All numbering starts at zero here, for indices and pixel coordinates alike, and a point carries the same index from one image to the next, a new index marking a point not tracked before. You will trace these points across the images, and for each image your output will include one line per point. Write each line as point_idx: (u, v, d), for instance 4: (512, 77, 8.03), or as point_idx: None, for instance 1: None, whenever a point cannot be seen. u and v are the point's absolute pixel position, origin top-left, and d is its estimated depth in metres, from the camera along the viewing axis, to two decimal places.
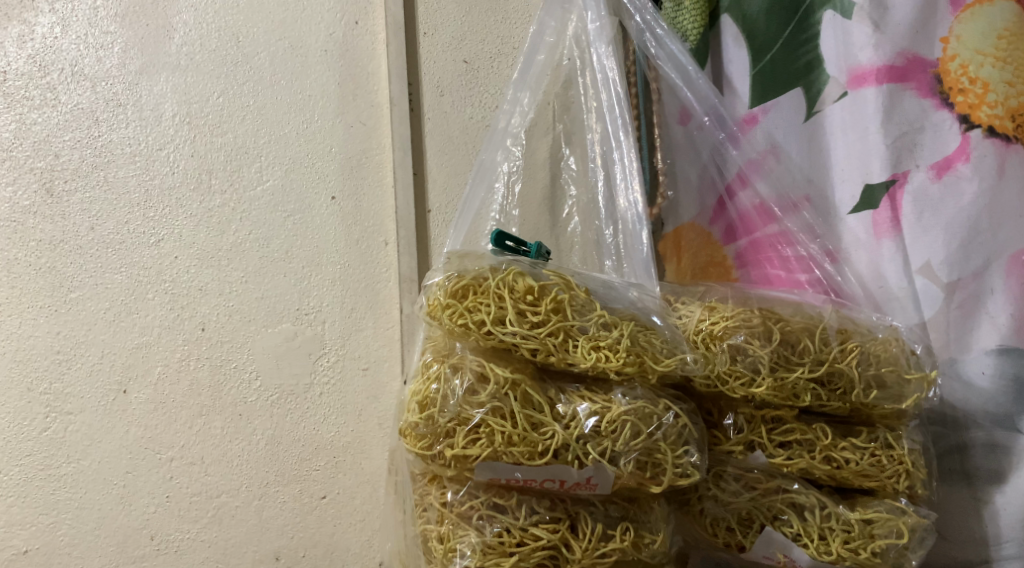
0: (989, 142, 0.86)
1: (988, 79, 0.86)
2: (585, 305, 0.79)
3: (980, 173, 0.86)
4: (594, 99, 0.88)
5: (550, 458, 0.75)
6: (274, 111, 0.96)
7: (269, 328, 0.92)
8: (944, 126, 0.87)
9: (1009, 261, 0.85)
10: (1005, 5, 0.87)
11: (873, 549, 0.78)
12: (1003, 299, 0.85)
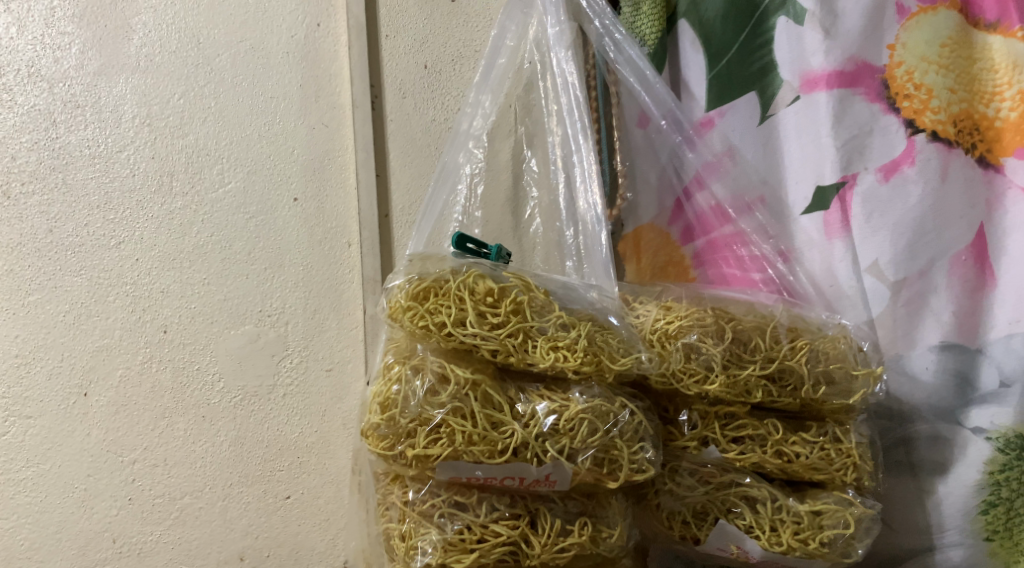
0: (933, 147, 0.89)
1: (932, 86, 0.90)
2: (544, 306, 0.80)
3: (925, 176, 0.89)
4: (554, 102, 0.89)
5: (510, 456, 0.77)
6: (236, 113, 0.96)
7: (232, 330, 0.92)
8: (891, 129, 0.90)
9: (951, 261, 0.88)
10: (949, 14, 0.90)
11: (821, 539, 0.80)
12: (946, 297, 0.88)
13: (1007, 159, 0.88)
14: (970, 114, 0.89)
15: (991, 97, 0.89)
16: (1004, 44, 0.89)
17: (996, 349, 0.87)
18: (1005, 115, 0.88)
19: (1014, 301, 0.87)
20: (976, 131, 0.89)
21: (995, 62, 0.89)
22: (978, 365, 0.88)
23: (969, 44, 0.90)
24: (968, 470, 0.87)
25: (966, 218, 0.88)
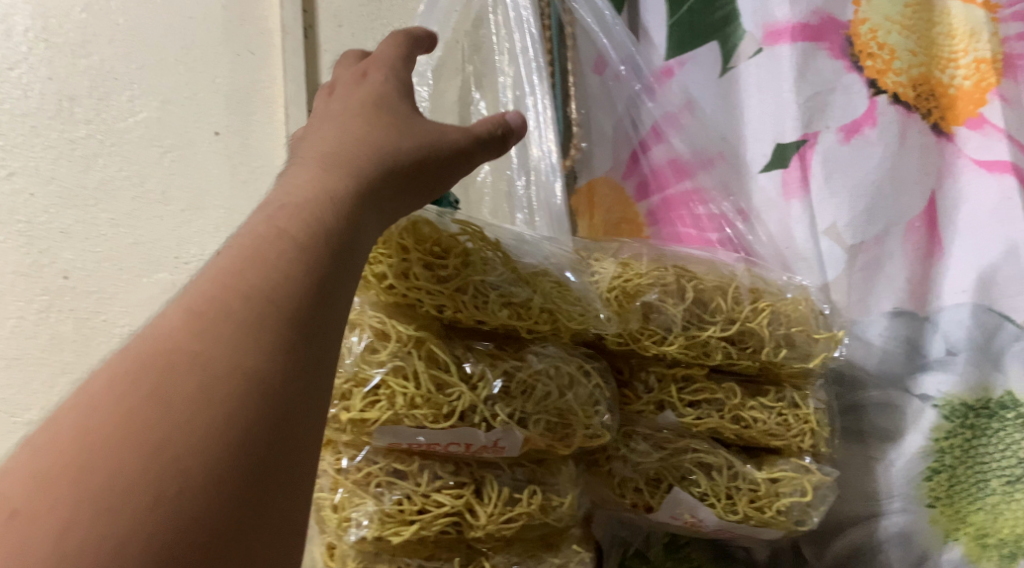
0: (894, 109, 0.85)
1: (895, 46, 0.85)
2: (495, 258, 0.69)
3: (887, 137, 0.84)
4: (507, 40, 0.82)
5: (455, 421, 0.66)
6: (149, 33, 0.85)
7: (144, 278, 0.82)
8: (853, 89, 0.86)
9: (906, 225, 0.84)
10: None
11: (779, 507, 0.75)
12: (902, 262, 0.84)
13: (960, 129, 0.84)
14: (927, 79, 0.85)
15: (948, 63, 0.85)
16: (964, 10, 0.85)
17: (946, 317, 0.83)
18: (960, 82, 0.84)
19: (963, 272, 0.82)
20: (931, 96, 0.85)
21: (952, 28, 0.85)
22: (930, 331, 0.83)
23: (930, 7, 0.86)
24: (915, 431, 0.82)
25: (924, 183, 0.84)
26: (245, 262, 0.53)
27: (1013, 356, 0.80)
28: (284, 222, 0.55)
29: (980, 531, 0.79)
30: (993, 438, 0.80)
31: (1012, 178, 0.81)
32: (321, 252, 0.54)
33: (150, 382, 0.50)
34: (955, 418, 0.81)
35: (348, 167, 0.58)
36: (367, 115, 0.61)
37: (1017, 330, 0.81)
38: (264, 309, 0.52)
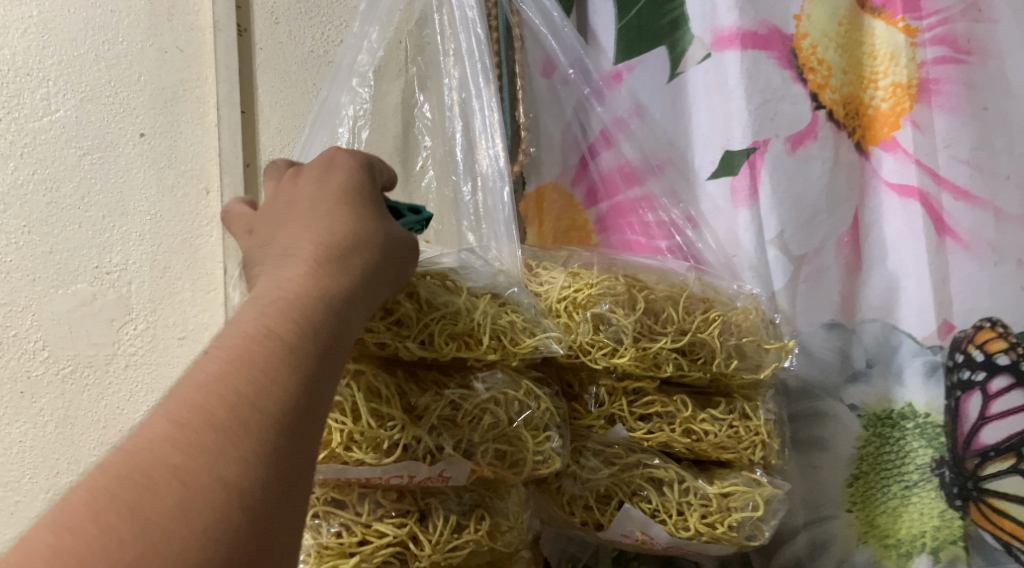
0: (829, 126, 0.83)
1: (832, 64, 0.84)
2: (439, 289, 0.65)
3: (828, 152, 0.83)
4: (452, 40, 0.78)
5: (400, 455, 0.62)
6: (65, 26, 0.78)
7: (59, 290, 0.77)
8: (800, 100, 0.84)
9: (836, 239, 0.83)
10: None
11: (729, 523, 0.70)
12: (836, 275, 0.83)
13: (876, 149, 0.84)
14: (854, 99, 0.84)
15: (870, 83, 0.84)
16: (886, 31, 0.84)
17: (864, 331, 0.83)
18: (879, 104, 0.84)
19: (880, 290, 0.84)
20: (855, 116, 0.84)
21: (875, 48, 0.84)
22: (855, 344, 0.83)
23: (859, 27, 0.84)
24: (843, 444, 0.82)
25: (852, 199, 0.84)
26: (225, 365, 0.50)
27: (911, 369, 0.82)
28: (268, 320, 0.52)
29: (882, 532, 0.81)
30: (896, 446, 0.81)
31: (918, 204, 0.82)
32: (302, 360, 0.52)
33: (108, 512, 0.46)
34: (870, 429, 0.82)
35: (320, 282, 0.55)
36: (340, 205, 0.59)
37: (917, 346, 0.82)
38: (246, 413, 0.49)
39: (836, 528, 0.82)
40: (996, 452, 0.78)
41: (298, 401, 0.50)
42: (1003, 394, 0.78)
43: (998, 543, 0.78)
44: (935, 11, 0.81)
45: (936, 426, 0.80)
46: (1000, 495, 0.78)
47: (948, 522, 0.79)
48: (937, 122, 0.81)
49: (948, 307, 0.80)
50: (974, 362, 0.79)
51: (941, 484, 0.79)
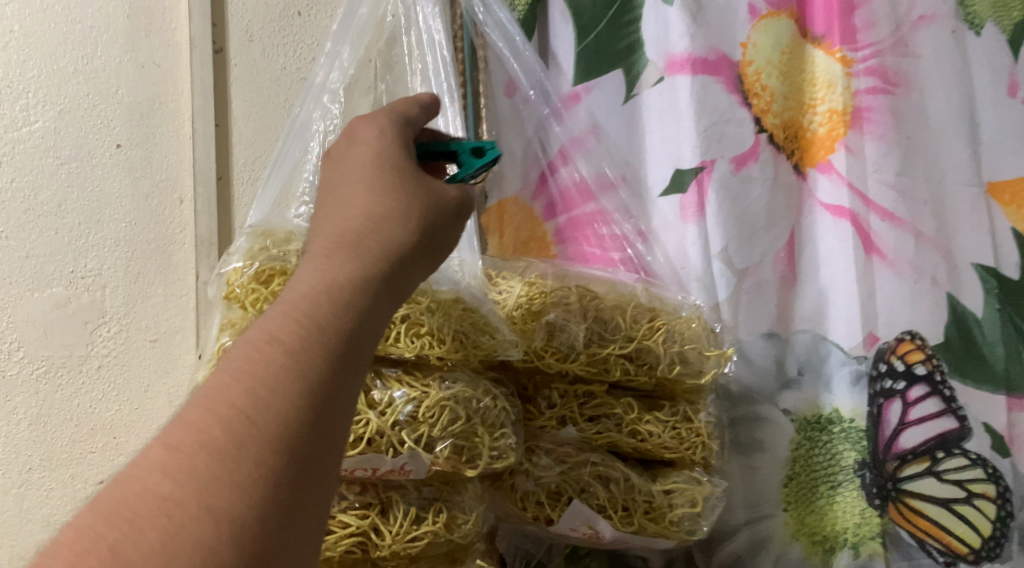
0: (770, 149, 0.90)
1: (774, 90, 0.90)
2: None
3: (769, 174, 0.89)
4: (419, 61, 0.83)
5: (363, 448, 0.67)
6: (45, 41, 0.81)
7: (36, 293, 0.80)
8: (744, 123, 0.89)
9: (773, 254, 0.89)
10: (789, 22, 0.91)
11: (671, 518, 0.75)
12: (774, 287, 0.89)
13: (812, 170, 0.91)
14: (794, 123, 0.91)
15: (809, 108, 0.91)
16: (825, 60, 0.91)
17: (798, 341, 0.90)
18: (816, 128, 0.91)
19: (814, 303, 0.90)
20: (794, 139, 0.91)
21: (815, 76, 0.91)
22: (790, 352, 0.89)
23: (800, 55, 0.91)
24: (778, 445, 0.88)
25: (789, 218, 0.90)
26: (231, 382, 0.54)
27: (839, 378, 0.89)
28: (277, 333, 0.55)
29: (811, 529, 0.87)
30: (825, 448, 0.88)
31: (848, 223, 0.89)
32: (299, 380, 0.54)
33: (102, 541, 0.50)
34: (802, 431, 0.88)
35: (328, 289, 0.57)
36: (374, 188, 0.62)
37: (844, 355, 0.89)
38: (247, 432, 0.52)
39: (774, 526, 0.87)
40: (913, 454, 0.86)
41: (296, 419, 0.53)
42: (920, 402, 0.87)
43: (912, 539, 0.86)
44: (868, 45, 0.90)
45: (859, 430, 0.87)
46: (916, 495, 0.85)
47: (868, 520, 0.86)
48: (867, 148, 0.89)
49: (873, 320, 0.88)
50: (895, 371, 0.87)
51: (862, 484, 0.87)
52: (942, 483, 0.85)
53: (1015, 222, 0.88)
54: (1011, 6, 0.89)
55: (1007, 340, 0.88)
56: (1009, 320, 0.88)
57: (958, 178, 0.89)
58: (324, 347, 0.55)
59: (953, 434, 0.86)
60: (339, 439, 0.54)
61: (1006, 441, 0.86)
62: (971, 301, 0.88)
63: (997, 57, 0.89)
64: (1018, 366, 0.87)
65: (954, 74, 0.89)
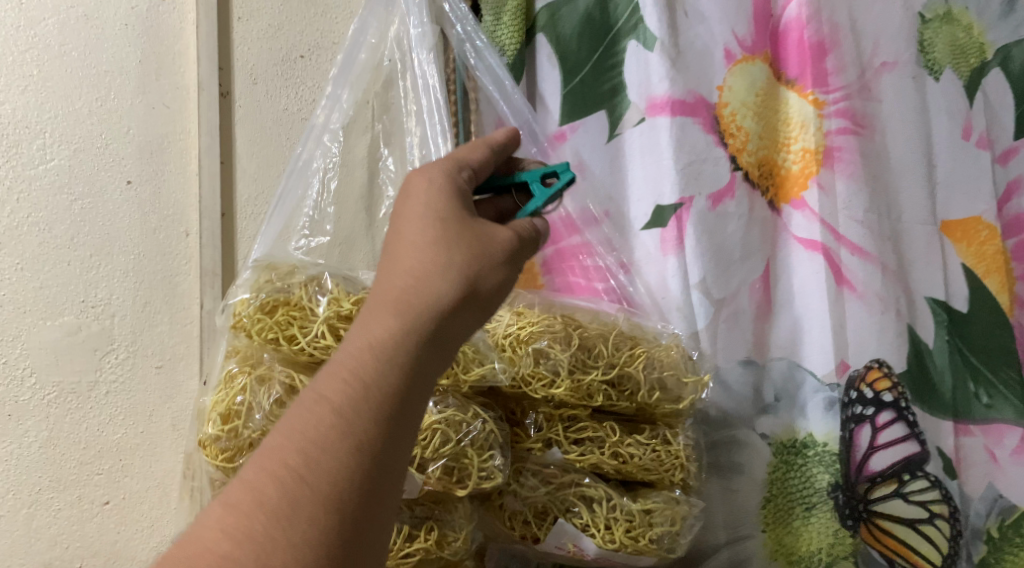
0: (745, 186, 0.95)
1: (749, 131, 0.95)
2: None
3: (744, 210, 0.94)
4: (414, 103, 0.88)
5: None
6: (61, 84, 0.86)
7: (48, 321, 0.85)
8: (720, 162, 0.95)
9: (749, 286, 0.94)
10: (763, 67, 0.96)
11: (650, 536, 0.79)
12: (750, 317, 0.94)
13: (786, 206, 0.96)
14: (768, 161, 0.96)
15: (783, 147, 0.96)
16: (798, 102, 0.96)
17: (773, 368, 0.94)
18: (790, 166, 0.96)
19: (788, 331, 0.95)
20: (769, 176, 0.96)
21: (789, 117, 0.96)
22: (766, 379, 0.94)
23: (775, 97, 0.97)
24: (756, 468, 0.92)
25: (764, 251, 0.95)
26: (285, 442, 0.60)
27: (813, 404, 0.93)
28: (329, 393, 0.61)
29: (788, 550, 0.91)
30: (800, 471, 0.92)
31: (821, 257, 0.94)
32: (348, 443, 0.60)
33: None
34: (778, 454, 0.93)
35: (378, 352, 0.62)
36: (426, 245, 0.66)
37: (818, 382, 0.93)
38: (299, 491, 0.58)
39: (754, 546, 0.91)
40: (881, 477, 0.91)
41: (343, 480, 0.59)
42: (887, 427, 0.91)
43: (882, 558, 0.90)
44: (838, 88, 0.96)
45: (832, 454, 0.92)
46: (885, 515, 0.90)
47: (841, 540, 0.90)
48: (838, 186, 0.94)
49: (844, 349, 0.93)
50: (865, 398, 0.92)
51: (835, 506, 0.91)
52: (908, 504, 0.90)
53: (965, 257, 0.97)
54: (967, 55, 0.99)
55: (954, 368, 0.95)
56: (955, 350, 0.95)
57: (915, 216, 0.96)
58: (371, 407, 0.60)
59: (918, 457, 0.91)
60: (388, 491, 0.60)
61: (954, 463, 0.93)
62: (923, 330, 0.95)
63: (953, 103, 0.98)
64: (961, 393, 0.95)
65: (914, 118, 0.97)
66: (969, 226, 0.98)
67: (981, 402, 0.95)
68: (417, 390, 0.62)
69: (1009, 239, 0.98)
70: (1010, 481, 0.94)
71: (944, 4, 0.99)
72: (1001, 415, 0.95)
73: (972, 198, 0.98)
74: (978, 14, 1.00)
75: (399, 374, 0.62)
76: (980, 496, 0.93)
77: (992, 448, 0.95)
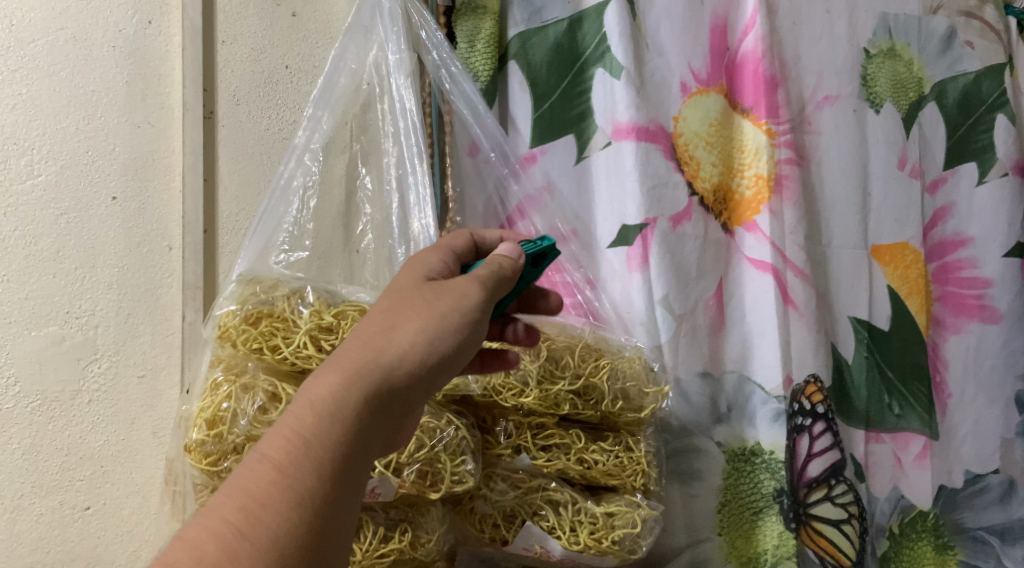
0: (700, 211, 1.00)
1: (700, 160, 1.01)
2: None
3: (700, 232, 1.00)
4: (391, 125, 0.92)
5: None
6: (50, 103, 0.89)
7: (33, 332, 0.87)
8: (679, 187, 1.00)
9: (703, 303, 0.99)
10: (718, 98, 1.02)
11: (613, 538, 0.83)
12: (706, 331, 0.99)
13: (740, 229, 1.02)
14: (723, 187, 1.02)
15: (737, 173, 1.02)
16: (753, 130, 1.02)
17: (726, 381, 1.00)
18: (744, 191, 1.02)
19: (739, 346, 1.01)
20: (723, 202, 1.02)
21: (744, 144, 1.02)
22: (722, 392, 0.99)
23: (730, 126, 1.02)
24: (713, 473, 0.98)
25: (717, 270, 1.00)
26: (230, 496, 0.64)
27: (761, 414, 0.99)
28: (273, 453, 0.65)
29: (739, 551, 0.97)
30: (749, 478, 0.98)
31: (770, 277, 1.00)
32: (292, 498, 0.64)
33: None
34: (731, 462, 0.98)
35: (325, 411, 0.66)
36: (386, 310, 0.70)
37: (766, 394, 0.99)
38: (239, 547, 0.62)
39: (712, 548, 0.97)
40: (817, 482, 0.96)
41: (287, 533, 0.63)
42: (822, 436, 0.97)
43: (816, 558, 0.96)
44: (788, 120, 1.02)
45: (779, 461, 0.97)
46: (820, 518, 0.96)
47: (785, 541, 0.96)
48: (786, 211, 1.01)
49: (789, 363, 0.98)
50: (805, 410, 0.97)
51: (780, 509, 0.97)
52: (835, 507, 0.96)
53: (891, 279, 1.06)
54: (907, 89, 1.07)
55: (870, 383, 1.04)
56: (874, 366, 1.04)
57: (847, 243, 1.04)
58: (312, 467, 0.65)
59: (842, 463, 0.97)
60: (332, 545, 0.64)
61: (863, 468, 1.02)
62: (844, 348, 1.04)
63: (892, 134, 1.06)
64: (875, 405, 1.04)
65: (853, 148, 1.05)
66: (897, 251, 1.06)
67: (893, 413, 1.05)
68: (360, 449, 0.67)
69: (930, 264, 1.08)
70: (911, 483, 1.05)
71: (888, 41, 1.07)
72: (909, 424, 1.05)
73: (901, 224, 1.06)
74: (919, 50, 1.08)
75: (340, 435, 0.66)
76: (885, 496, 1.04)
77: (899, 453, 1.05)
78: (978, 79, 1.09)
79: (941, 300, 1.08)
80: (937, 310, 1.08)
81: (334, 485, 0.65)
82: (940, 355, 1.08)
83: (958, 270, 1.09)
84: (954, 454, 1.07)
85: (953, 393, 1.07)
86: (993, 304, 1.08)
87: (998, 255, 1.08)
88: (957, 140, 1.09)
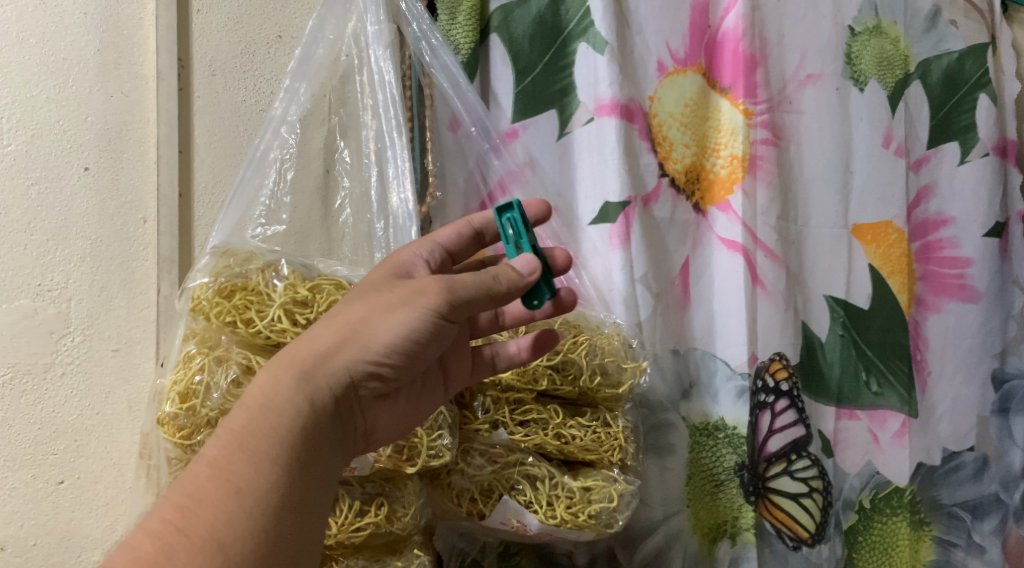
0: (669, 190, 1.01)
1: (673, 141, 1.01)
2: None
3: (668, 213, 1.00)
4: (371, 97, 0.90)
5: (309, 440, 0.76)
6: (19, 71, 0.88)
7: (2, 304, 0.86)
8: (650, 168, 1.00)
9: (669, 282, 1.00)
10: (695, 78, 1.02)
11: (590, 512, 0.83)
12: (676, 308, 1.00)
13: (712, 209, 1.02)
14: (696, 167, 1.02)
15: (713, 153, 1.02)
16: (730, 110, 1.02)
17: (691, 358, 1.00)
18: (718, 170, 1.02)
19: (706, 326, 1.01)
20: (696, 182, 1.02)
21: (721, 123, 1.02)
22: (689, 368, 1.00)
23: (707, 105, 1.02)
24: (682, 446, 0.98)
25: (682, 251, 1.01)
26: (173, 495, 0.65)
27: (724, 391, 0.99)
28: (210, 452, 0.67)
29: (703, 523, 0.98)
30: (711, 451, 0.99)
31: (741, 258, 1.00)
32: (231, 492, 0.65)
33: None
34: (692, 435, 0.99)
35: (261, 411, 0.68)
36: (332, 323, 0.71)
37: (731, 370, 1.00)
38: (177, 542, 0.63)
39: (682, 522, 0.98)
40: (776, 457, 0.98)
41: (227, 528, 0.64)
42: (784, 413, 0.99)
43: (773, 529, 0.98)
44: (765, 100, 1.02)
45: (741, 436, 0.99)
46: (777, 490, 0.98)
47: (744, 513, 0.98)
48: (759, 191, 1.01)
49: (754, 341, 0.99)
50: (768, 387, 0.99)
51: (740, 482, 0.99)
52: (793, 480, 0.98)
53: (873, 257, 1.06)
54: (893, 66, 1.07)
55: (843, 361, 1.04)
56: (849, 343, 1.05)
57: (825, 221, 1.04)
58: (246, 457, 0.67)
59: (803, 439, 0.99)
60: (274, 537, 0.66)
61: (831, 443, 1.03)
62: (818, 326, 1.04)
63: (875, 112, 1.06)
64: (851, 382, 1.05)
65: (835, 127, 1.05)
66: (879, 229, 1.06)
67: (870, 390, 1.05)
68: (296, 435, 0.68)
69: (912, 243, 1.08)
70: (886, 460, 1.06)
71: (874, 18, 1.06)
72: (887, 402, 1.06)
73: (883, 203, 1.06)
74: (905, 28, 1.07)
75: (273, 424, 0.68)
76: (857, 472, 1.05)
77: (875, 431, 1.05)
78: (962, 58, 1.09)
79: (924, 279, 1.09)
80: (920, 289, 1.08)
81: (273, 480, 0.67)
82: (920, 333, 1.08)
83: (940, 249, 1.09)
84: (933, 432, 1.08)
85: (933, 371, 1.08)
86: (973, 283, 1.08)
87: (977, 235, 1.08)
88: (940, 119, 1.09)
